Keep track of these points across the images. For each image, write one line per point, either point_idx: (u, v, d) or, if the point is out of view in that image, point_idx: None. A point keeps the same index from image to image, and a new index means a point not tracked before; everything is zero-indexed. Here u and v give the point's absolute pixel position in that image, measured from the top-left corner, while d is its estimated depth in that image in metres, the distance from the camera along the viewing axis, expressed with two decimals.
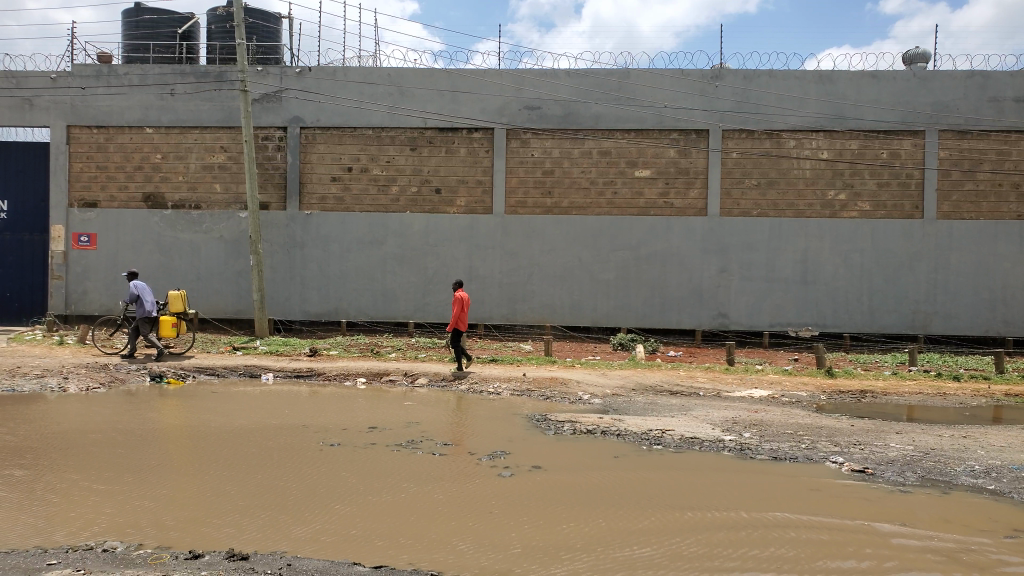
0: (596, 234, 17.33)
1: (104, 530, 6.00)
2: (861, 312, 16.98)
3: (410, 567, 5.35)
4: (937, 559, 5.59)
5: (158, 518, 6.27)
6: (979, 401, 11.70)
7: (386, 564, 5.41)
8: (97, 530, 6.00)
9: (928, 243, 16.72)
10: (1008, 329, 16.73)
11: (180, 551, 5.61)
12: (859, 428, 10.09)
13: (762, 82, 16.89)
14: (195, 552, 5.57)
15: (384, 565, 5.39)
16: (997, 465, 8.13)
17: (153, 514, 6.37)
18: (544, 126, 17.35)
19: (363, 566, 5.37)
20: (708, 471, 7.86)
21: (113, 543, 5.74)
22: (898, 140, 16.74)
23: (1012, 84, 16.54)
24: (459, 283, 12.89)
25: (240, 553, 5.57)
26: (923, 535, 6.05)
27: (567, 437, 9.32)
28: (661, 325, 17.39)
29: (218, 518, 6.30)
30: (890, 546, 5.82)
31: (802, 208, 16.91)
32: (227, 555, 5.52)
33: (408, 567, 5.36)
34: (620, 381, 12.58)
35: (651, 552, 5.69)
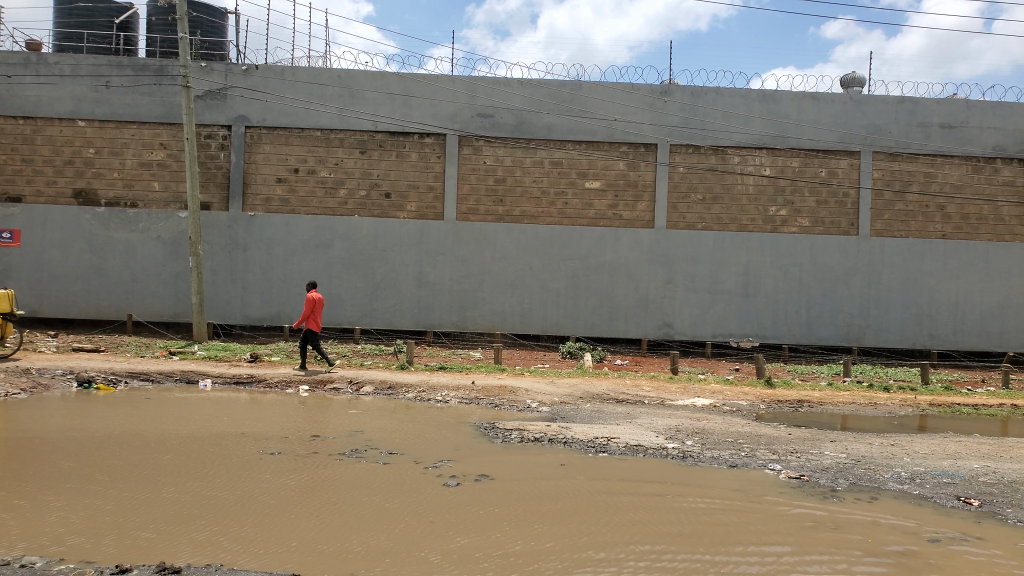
0: (547, 243, 17.44)
1: (22, 544, 5.62)
2: (800, 324, 17.58)
3: None
4: (866, 559, 5.70)
5: (85, 530, 5.93)
6: (906, 410, 12.30)
7: None
8: (13, 544, 5.63)
9: (861, 259, 17.49)
10: (933, 342, 17.65)
11: (106, 566, 5.31)
12: (796, 435, 10.43)
13: (708, 99, 17.34)
14: (122, 567, 5.27)
15: None
16: (921, 471, 8.45)
17: (79, 526, 6.02)
18: (496, 133, 17.38)
19: None
20: (652, 477, 7.91)
21: (31, 558, 5.39)
22: (836, 160, 17.48)
23: (939, 110, 17.46)
24: (311, 282, 12.99)
25: (172, 566, 5.31)
26: (855, 536, 6.18)
27: (515, 445, 9.28)
28: (608, 335, 17.63)
29: (148, 530, 5.99)
30: (832, 547, 5.92)
31: (745, 222, 17.46)
32: (158, 569, 5.25)
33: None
34: (568, 390, 12.66)
35: (599, 558, 5.65)
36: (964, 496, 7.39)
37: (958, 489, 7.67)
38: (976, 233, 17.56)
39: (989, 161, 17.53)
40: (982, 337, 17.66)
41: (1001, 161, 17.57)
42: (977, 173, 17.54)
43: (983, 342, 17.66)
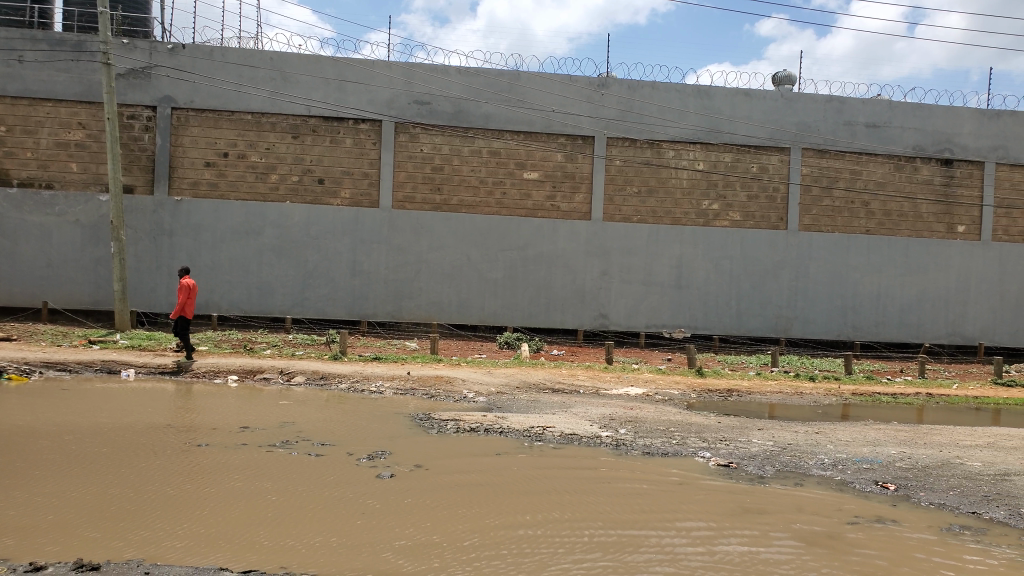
0: (484, 233, 17.38)
1: None
2: (731, 316, 18.00)
3: (282, 571, 5.03)
4: (787, 538, 5.86)
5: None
6: (830, 399, 12.74)
7: (256, 569, 5.07)
8: None
9: (790, 253, 18.00)
10: (856, 334, 18.31)
11: (18, 564, 5.03)
12: (726, 424, 10.66)
13: (645, 93, 17.52)
14: (35, 564, 5.01)
15: (253, 570, 5.05)
16: (843, 457, 8.74)
17: None
18: (433, 121, 17.19)
19: (231, 572, 5.01)
20: (586, 465, 7.94)
21: None
22: (766, 156, 17.94)
23: (864, 110, 18.06)
24: (184, 270, 12.55)
25: (91, 563, 5.06)
26: (781, 519, 6.30)
27: (450, 435, 9.21)
28: (545, 325, 17.69)
29: (63, 527, 5.68)
30: (758, 528, 6.05)
31: (679, 216, 17.76)
32: (75, 566, 5.00)
33: (279, 571, 5.03)
34: (504, 380, 12.66)
35: (535, 543, 5.63)
36: (882, 481, 7.66)
37: (877, 474, 7.95)
38: (897, 229, 18.27)
39: (910, 160, 18.24)
40: (902, 329, 18.41)
41: (921, 160, 18.29)
42: (899, 171, 18.23)
43: (902, 334, 18.42)
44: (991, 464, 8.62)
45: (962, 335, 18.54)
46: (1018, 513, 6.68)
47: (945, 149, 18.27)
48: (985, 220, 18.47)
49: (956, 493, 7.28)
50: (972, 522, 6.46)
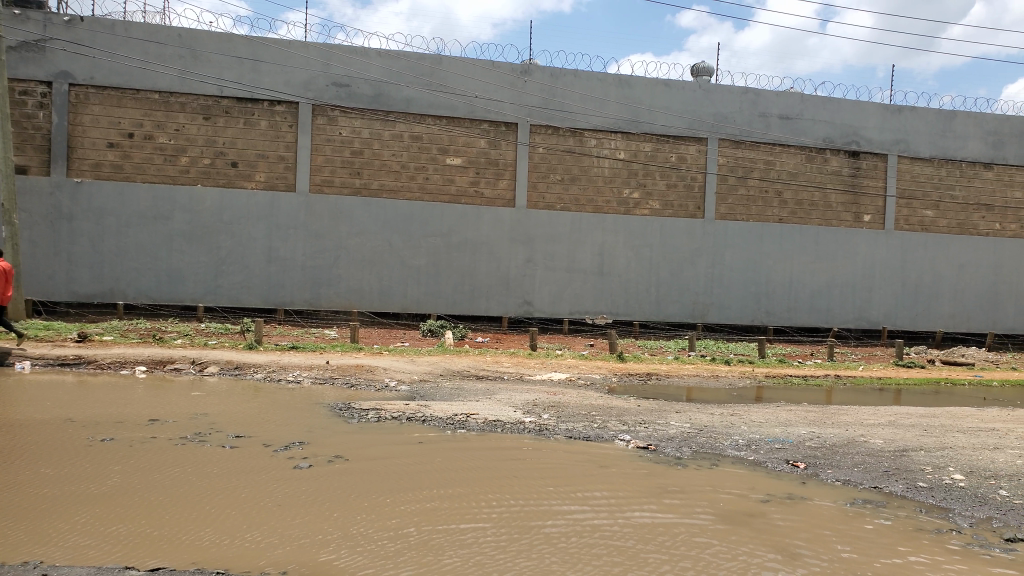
0: (406, 219, 17.16)
1: None
2: (651, 302, 18.35)
3: (193, 568, 4.81)
4: (702, 515, 5.99)
5: None
6: (744, 382, 13.20)
7: (165, 566, 4.84)
8: None
9: (707, 240, 18.47)
10: (770, 319, 18.95)
11: None
12: (645, 407, 10.88)
13: (567, 81, 17.60)
14: None
15: (162, 567, 4.82)
16: (756, 438, 9.02)
17: None
18: (352, 104, 16.82)
19: (137, 570, 4.76)
20: (508, 452, 7.91)
21: None
22: (685, 145, 18.34)
23: (778, 102, 18.65)
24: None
25: None
26: (696, 498, 6.44)
27: (371, 424, 9.05)
28: (468, 312, 17.63)
29: None
30: (671, 506, 6.19)
31: (601, 204, 17.96)
32: None
33: (189, 568, 4.81)
34: (427, 367, 12.56)
35: (456, 529, 5.57)
36: (792, 460, 7.93)
37: (787, 453, 8.24)
38: (808, 218, 18.98)
39: (820, 151, 18.95)
40: (812, 314, 19.16)
41: (831, 152, 19.03)
42: (810, 162, 18.92)
43: (812, 319, 19.17)
44: (891, 441, 9.07)
45: (867, 320, 19.43)
46: (915, 486, 7.03)
47: (852, 141, 19.07)
48: (888, 209, 19.39)
49: (859, 470, 7.62)
50: (873, 495, 6.77)
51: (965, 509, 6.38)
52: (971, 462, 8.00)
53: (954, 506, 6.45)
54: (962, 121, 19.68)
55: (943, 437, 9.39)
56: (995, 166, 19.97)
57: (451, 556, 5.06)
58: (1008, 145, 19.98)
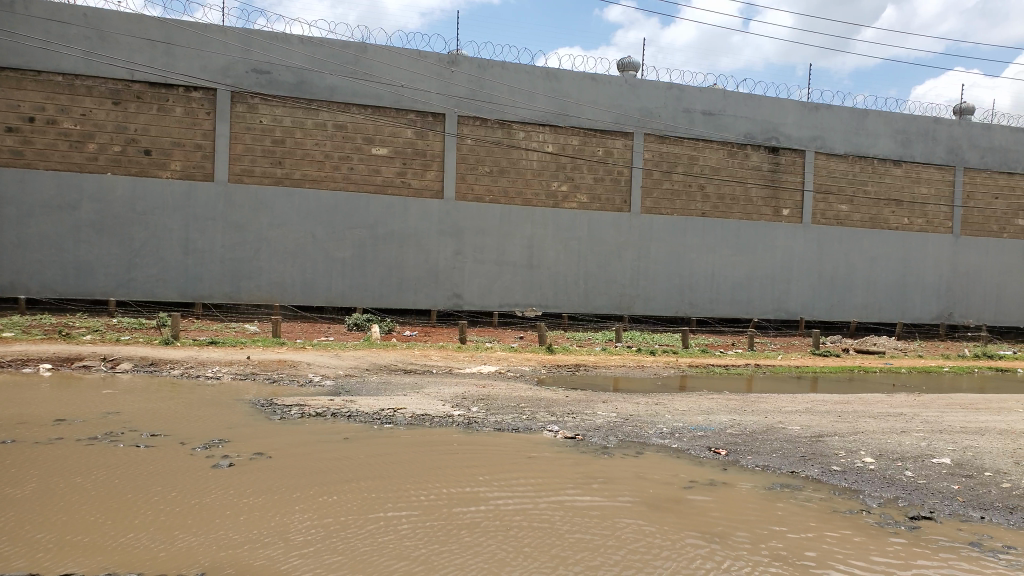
0: (330, 211, 16.84)
1: None
2: (579, 294, 18.54)
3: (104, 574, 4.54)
4: (625, 502, 6.06)
5: None
6: (669, 372, 13.49)
7: (73, 572, 4.56)
8: None
9: (634, 233, 18.76)
10: (693, 311, 19.41)
11: None
12: (573, 397, 10.98)
13: (495, 73, 17.56)
14: None
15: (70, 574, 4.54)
16: (680, 426, 9.21)
17: None
18: (274, 92, 16.36)
19: None
20: (437, 445, 7.83)
21: None
22: (612, 139, 18.57)
23: (702, 98, 19.05)
24: None
25: None
26: (616, 485, 6.54)
27: (294, 421, 8.81)
28: (396, 305, 17.42)
29: None
30: (594, 494, 6.27)
31: (530, 196, 18.01)
32: None
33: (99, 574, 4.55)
34: (353, 362, 12.36)
35: (382, 522, 5.47)
36: (714, 447, 8.13)
37: (710, 440, 8.44)
38: (730, 211, 19.50)
39: (741, 147, 19.49)
40: (734, 305, 19.71)
41: (751, 147, 19.59)
42: (732, 157, 19.44)
43: (734, 310, 19.73)
44: (807, 427, 9.41)
45: (786, 311, 20.11)
46: (830, 470, 7.31)
47: (772, 137, 19.67)
48: (805, 204, 20.08)
49: (778, 455, 7.87)
50: (790, 480, 6.99)
51: (874, 490, 6.67)
52: (880, 445, 8.37)
53: (865, 487, 6.73)
54: (873, 120, 20.55)
55: (855, 422, 9.79)
56: (904, 163, 20.94)
57: (379, 549, 4.97)
58: (915, 143, 20.98)
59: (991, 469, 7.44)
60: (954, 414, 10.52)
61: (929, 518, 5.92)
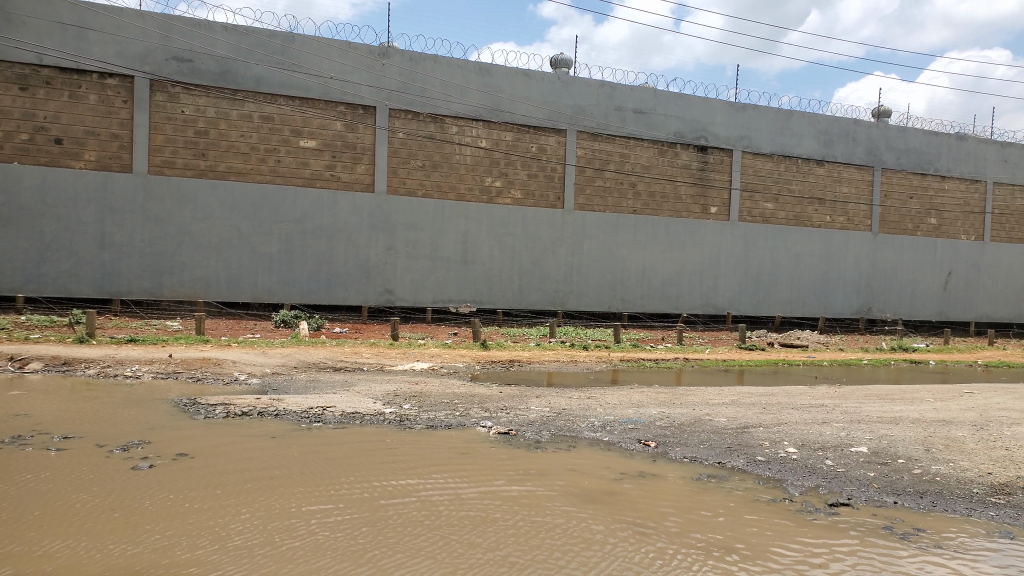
0: (257, 204, 16.42)
1: None
2: (513, 290, 18.57)
3: None
4: (553, 495, 6.08)
5: None
6: (601, 366, 13.64)
7: None
8: None
9: (567, 229, 18.90)
10: (625, 306, 19.69)
11: None
12: (507, 393, 10.98)
13: (426, 66, 17.41)
14: None
15: None
16: (611, 420, 9.31)
17: None
18: (196, 81, 15.84)
19: None
20: (368, 443, 7.70)
21: None
22: (545, 136, 18.65)
23: (633, 96, 19.33)
24: None
25: None
26: (544, 478, 6.56)
27: (219, 420, 8.53)
28: (326, 302, 17.11)
29: None
30: (521, 487, 6.28)
31: (462, 191, 17.94)
32: None
33: None
34: (281, 359, 12.08)
35: (308, 520, 5.35)
36: (644, 439, 8.25)
37: (639, 433, 8.57)
38: (660, 209, 19.86)
39: (671, 145, 19.85)
40: (664, 300, 20.10)
41: (681, 146, 19.98)
42: (662, 155, 19.79)
43: (664, 305, 20.11)
44: (734, 419, 9.65)
45: (714, 306, 20.61)
46: (754, 460, 7.51)
47: (701, 136, 20.10)
48: (733, 202, 20.60)
49: (705, 446, 8.04)
50: (716, 470, 7.15)
51: (797, 479, 6.87)
52: (803, 436, 8.64)
53: (787, 477, 6.93)
54: (797, 121, 21.22)
55: (779, 413, 10.10)
56: (826, 163, 21.70)
57: (310, 544, 4.90)
58: (836, 144, 21.76)
59: (904, 456, 7.78)
60: (871, 404, 10.96)
61: (847, 504, 6.13)
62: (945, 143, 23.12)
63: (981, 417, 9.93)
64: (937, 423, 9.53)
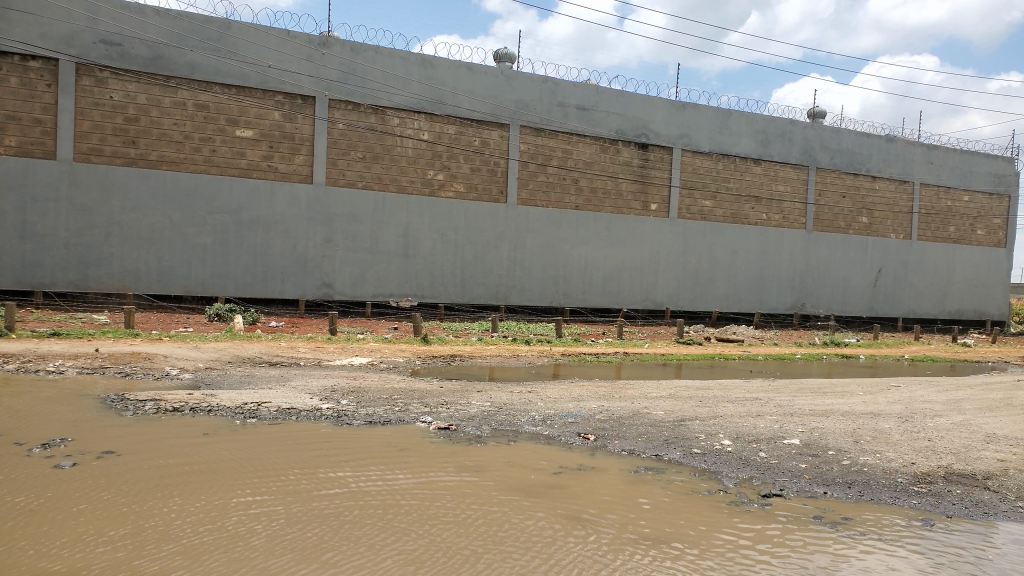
0: (190, 195, 15.99)
1: None
2: (455, 285, 18.52)
3: None
4: (490, 488, 6.09)
5: None
6: (542, 360, 13.72)
7: None
8: None
9: (509, 224, 18.93)
10: (567, 301, 19.85)
11: None
12: (448, 388, 10.94)
13: (367, 57, 17.19)
14: None
15: None
16: (552, 414, 9.37)
17: None
18: (125, 66, 15.31)
19: None
20: (304, 438, 7.59)
21: None
22: (488, 130, 18.62)
23: (576, 93, 19.46)
24: None
25: None
26: (480, 472, 6.57)
27: (149, 417, 8.26)
28: (262, 295, 16.77)
29: None
30: (457, 479, 6.28)
31: (404, 184, 17.78)
32: None
33: None
34: (215, 354, 11.78)
35: (239, 515, 5.25)
36: (583, 433, 8.34)
37: (579, 427, 8.66)
38: (601, 205, 20.07)
39: (613, 142, 20.07)
40: (605, 295, 20.33)
41: (622, 143, 20.21)
42: (604, 152, 20.00)
43: (604, 300, 20.34)
44: (670, 412, 9.84)
45: (653, 301, 20.95)
46: (690, 453, 7.67)
47: (642, 134, 20.38)
48: (672, 199, 20.95)
49: (642, 439, 8.16)
50: (653, 463, 7.27)
51: (731, 471, 7.03)
52: (737, 428, 8.86)
53: (722, 469, 7.10)
54: (735, 120, 21.69)
55: (714, 407, 10.32)
56: (763, 162, 22.26)
57: (242, 536, 4.86)
58: (773, 144, 22.34)
59: (834, 447, 8.04)
60: (803, 398, 11.29)
61: (779, 495, 6.31)
62: (875, 145, 23.96)
63: (906, 410, 10.33)
64: (865, 416, 9.87)
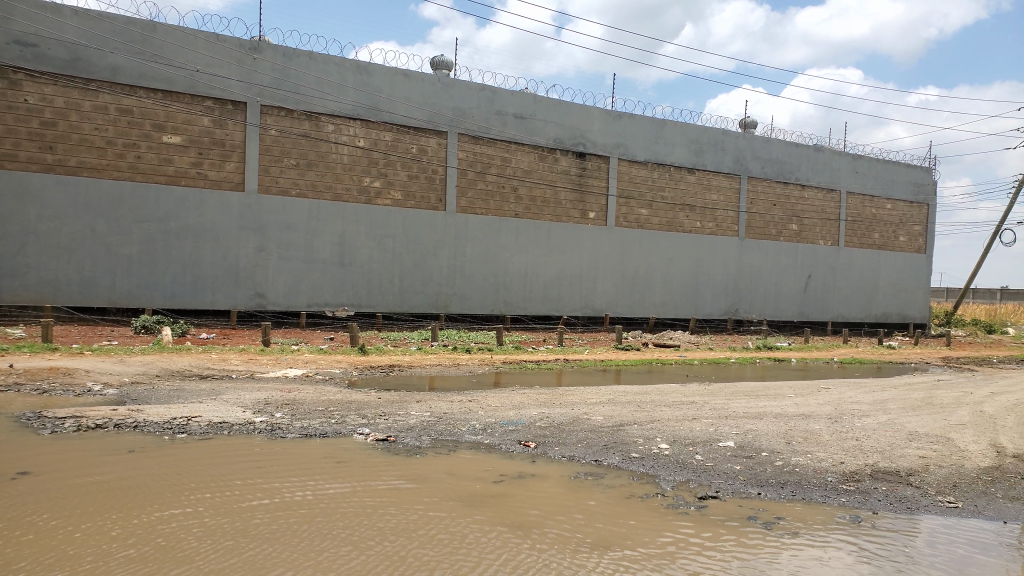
0: (114, 202, 15.42)
1: None
2: (393, 293, 18.32)
3: None
4: (427, 496, 6.00)
5: None
6: (482, 368, 13.67)
7: None
8: None
9: (448, 231, 18.84)
10: (507, 308, 19.84)
11: None
12: (386, 398, 10.78)
13: (300, 62, 16.89)
14: None
15: None
16: (492, 422, 9.31)
17: None
18: (42, 68, 14.68)
19: None
20: (235, 452, 7.37)
21: None
22: (425, 138, 18.51)
23: (513, 101, 19.53)
24: None
25: None
26: (417, 483, 6.48)
27: (70, 435, 7.88)
28: (192, 306, 16.27)
29: None
30: (392, 489, 6.17)
31: (340, 191, 17.51)
32: None
33: None
34: (141, 368, 11.34)
35: (163, 531, 5.05)
36: (523, 440, 8.32)
37: (519, 434, 8.64)
38: (540, 213, 20.17)
39: (550, 151, 20.21)
40: (544, 303, 20.41)
41: (560, 152, 20.36)
42: (542, 160, 20.11)
43: (544, 307, 20.41)
44: (609, 417, 9.91)
45: (592, 308, 21.14)
46: (628, 457, 7.71)
47: (579, 143, 20.58)
48: (610, 207, 21.20)
49: (581, 445, 8.18)
50: (592, 468, 7.28)
51: (668, 474, 7.11)
52: (674, 432, 8.97)
53: (659, 472, 7.16)
54: (669, 130, 22.11)
55: (652, 411, 10.45)
56: (697, 171, 22.75)
57: (166, 551, 4.69)
58: (706, 153, 22.86)
59: (767, 449, 8.23)
60: (738, 401, 11.52)
61: (715, 497, 6.40)
62: (803, 154, 24.77)
63: (836, 411, 10.64)
64: (797, 417, 10.14)
